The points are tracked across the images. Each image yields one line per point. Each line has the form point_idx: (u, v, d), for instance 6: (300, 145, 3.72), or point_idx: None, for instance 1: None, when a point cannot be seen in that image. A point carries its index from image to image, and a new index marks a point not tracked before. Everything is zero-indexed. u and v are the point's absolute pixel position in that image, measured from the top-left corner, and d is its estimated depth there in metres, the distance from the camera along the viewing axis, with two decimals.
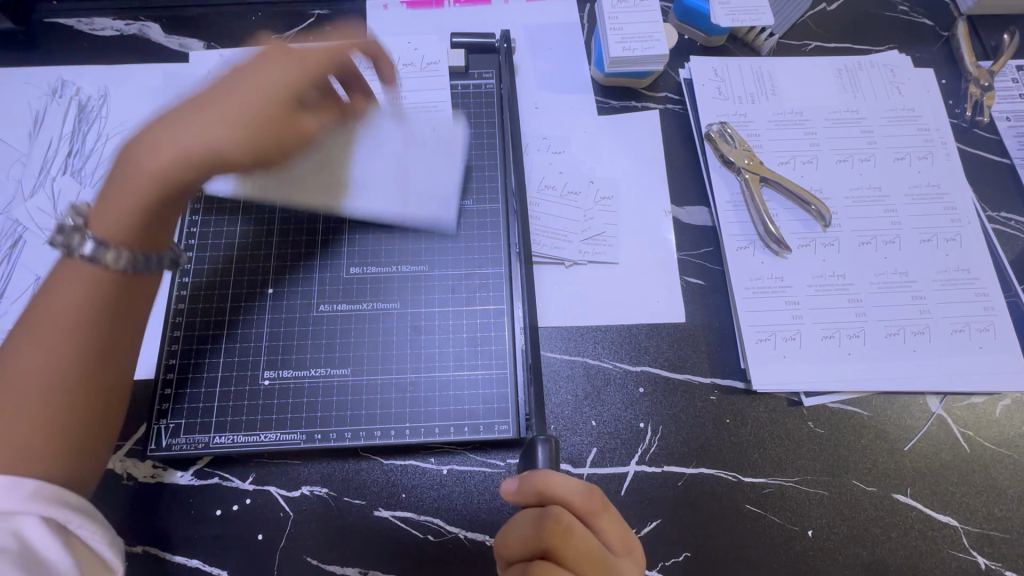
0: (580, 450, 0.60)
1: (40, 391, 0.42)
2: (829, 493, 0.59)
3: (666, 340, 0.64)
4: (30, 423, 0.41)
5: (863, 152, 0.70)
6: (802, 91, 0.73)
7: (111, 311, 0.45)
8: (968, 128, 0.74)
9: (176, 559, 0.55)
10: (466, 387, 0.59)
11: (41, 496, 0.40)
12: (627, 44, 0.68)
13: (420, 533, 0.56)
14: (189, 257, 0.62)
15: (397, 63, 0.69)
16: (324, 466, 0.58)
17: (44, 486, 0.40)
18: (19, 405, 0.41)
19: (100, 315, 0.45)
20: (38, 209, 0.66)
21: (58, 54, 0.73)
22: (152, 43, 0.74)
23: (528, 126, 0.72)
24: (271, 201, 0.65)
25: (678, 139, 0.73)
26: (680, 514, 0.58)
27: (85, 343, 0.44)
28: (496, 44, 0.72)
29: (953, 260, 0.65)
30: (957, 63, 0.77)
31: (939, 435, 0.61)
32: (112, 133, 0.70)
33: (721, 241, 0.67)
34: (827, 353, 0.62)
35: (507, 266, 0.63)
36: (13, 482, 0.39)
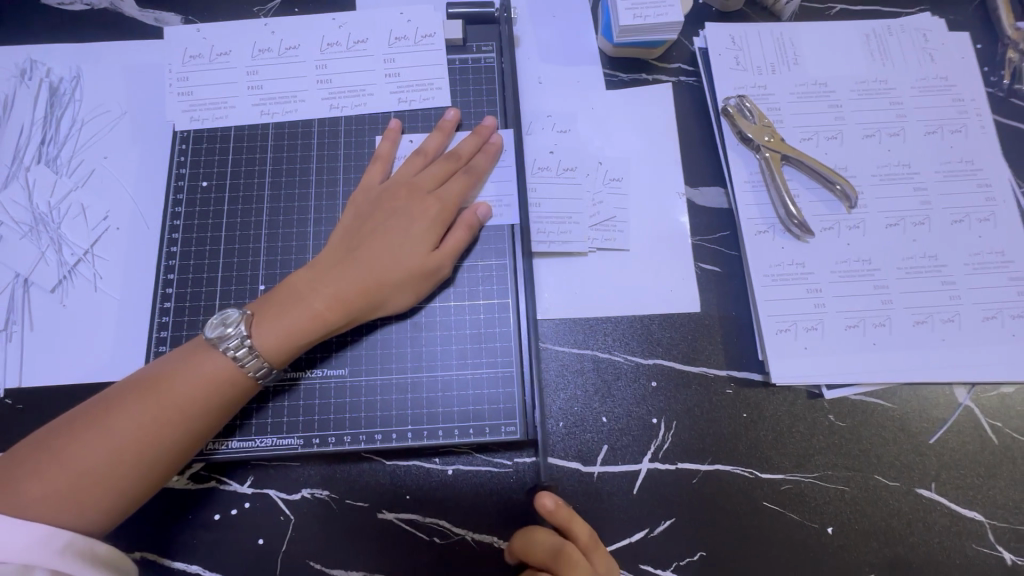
0: (591, 447, 0.57)
1: (105, 447, 0.44)
2: (851, 489, 0.57)
3: (681, 331, 0.61)
4: (82, 477, 0.43)
5: (892, 125, 0.65)
6: (829, 60, 0.67)
7: (194, 385, 0.47)
8: (1004, 97, 0.68)
9: (176, 564, 0.53)
10: (471, 387, 0.56)
11: (69, 549, 0.42)
12: (637, 10, 0.63)
13: (426, 535, 0.54)
14: (174, 252, 0.59)
15: (391, 36, 0.64)
16: (324, 469, 0.56)
17: (72, 541, 0.42)
18: (83, 447, 0.44)
19: (185, 386, 0.47)
20: (13, 201, 0.62)
21: (25, 32, 0.68)
22: (125, 17, 0.68)
23: (532, 102, 0.67)
24: (259, 190, 0.61)
25: (692, 114, 0.68)
26: (694, 512, 0.56)
27: (155, 422, 0.46)
28: (495, 13, 0.66)
29: (986, 242, 0.62)
30: (994, 25, 0.72)
31: (966, 427, 0.58)
32: (87, 117, 0.65)
33: (739, 224, 0.63)
34: (850, 343, 0.59)
35: (512, 257, 0.59)
36: (41, 537, 0.41)
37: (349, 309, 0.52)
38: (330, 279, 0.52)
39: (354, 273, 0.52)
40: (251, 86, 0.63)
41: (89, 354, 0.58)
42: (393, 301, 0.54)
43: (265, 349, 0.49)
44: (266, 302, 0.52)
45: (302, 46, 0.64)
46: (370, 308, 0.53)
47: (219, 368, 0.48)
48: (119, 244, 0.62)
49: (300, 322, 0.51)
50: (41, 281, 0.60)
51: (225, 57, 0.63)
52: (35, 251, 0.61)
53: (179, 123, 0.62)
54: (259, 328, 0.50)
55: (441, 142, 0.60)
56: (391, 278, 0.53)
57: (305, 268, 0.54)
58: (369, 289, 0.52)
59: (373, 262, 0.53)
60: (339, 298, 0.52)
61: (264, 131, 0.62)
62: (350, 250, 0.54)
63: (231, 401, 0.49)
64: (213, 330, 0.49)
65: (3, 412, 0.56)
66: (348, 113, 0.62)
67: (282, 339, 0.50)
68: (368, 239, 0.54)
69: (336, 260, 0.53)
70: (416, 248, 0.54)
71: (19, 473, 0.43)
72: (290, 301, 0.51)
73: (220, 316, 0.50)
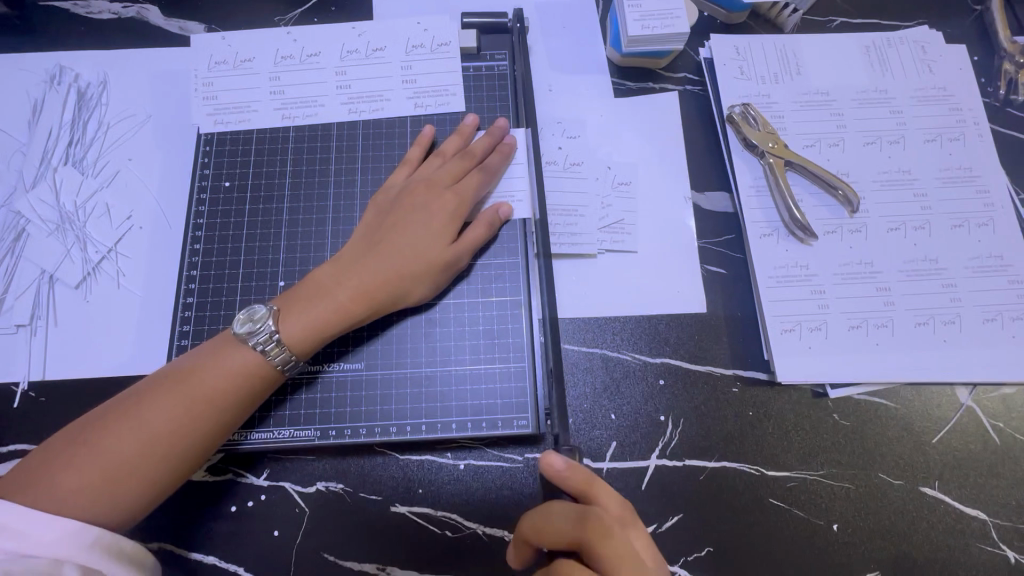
0: (600, 443, 0.58)
1: (137, 438, 0.46)
2: (855, 486, 0.58)
3: (688, 330, 0.62)
4: (116, 468, 0.45)
5: (892, 133, 0.67)
6: (830, 70, 0.70)
7: (221, 376, 0.49)
8: (1001, 107, 0.71)
9: (192, 555, 0.54)
10: (483, 382, 0.57)
11: (98, 543, 0.42)
12: (646, 21, 0.65)
13: (438, 529, 0.55)
14: (197, 250, 0.61)
15: (408, 44, 0.66)
16: (339, 462, 0.57)
17: (100, 534, 0.43)
18: (116, 439, 0.45)
19: (213, 377, 0.49)
20: (39, 200, 0.64)
21: (55, 40, 0.71)
22: (151, 26, 0.71)
23: (542, 109, 0.70)
24: (279, 190, 0.63)
25: (698, 122, 0.70)
26: (702, 509, 0.57)
27: (185, 413, 0.47)
28: (508, 23, 0.69)
29: (986, 247, 0.63)
30: (990, 38, 0.74)
31: (969, 426, 0.59)
32: (113, 120, 0.68)
33: (744, 228, 0.65)
34: (854, 342, 0.60)
35: (523, 257, 0.60)
36: (71, 531, 0.42)
37: (371, 299, 0.54)
38: (354, 272, 0.54)
39: (377, 265, 0.54)
40: (273, 91, 0.65)
41: (111, 349, 0.60)
42: (415, 293, 0.56)
43: (289, 340, 0.51)
44: (290, 296, 0.54)
45: (322, 54, 0.66)
46: (391, 300, 0.55)
47: (246, 359, 0.50)
48: (142, 243, 0.64)
49: (323, 312, 0.52)
50: (66, 279, 0.62)
51: (248, 64, 0.65)
52: (61, 248, 0.63)
53: (203, 126, 0.64)
54: (284, 321, 0.52)
55: (460, 143, 0.62)
56: (412, 271, 0.55)
57: (329, 262, 0.56)
58: (390, 280, 0.54)
59: (395, 255, 0.55)
60: (362, 290, 0.53)
61: (285, 134, 0.64)
62: (371, 243, 0.56)
63: (256, 391, 0.50)
64: (241, 325, 0.51)
65: (27, 404, 0.57)
66: (366, 117, 0.65)
67: (305, 329, 0.51)
68: (389, 233, 0.56)
69: (359, 254, 0.55)
70: (436, 242, 0.56)
71: (53, 467, 0.44)
72: (314, 294, 0.53)
73: (248, 312, 0.51)
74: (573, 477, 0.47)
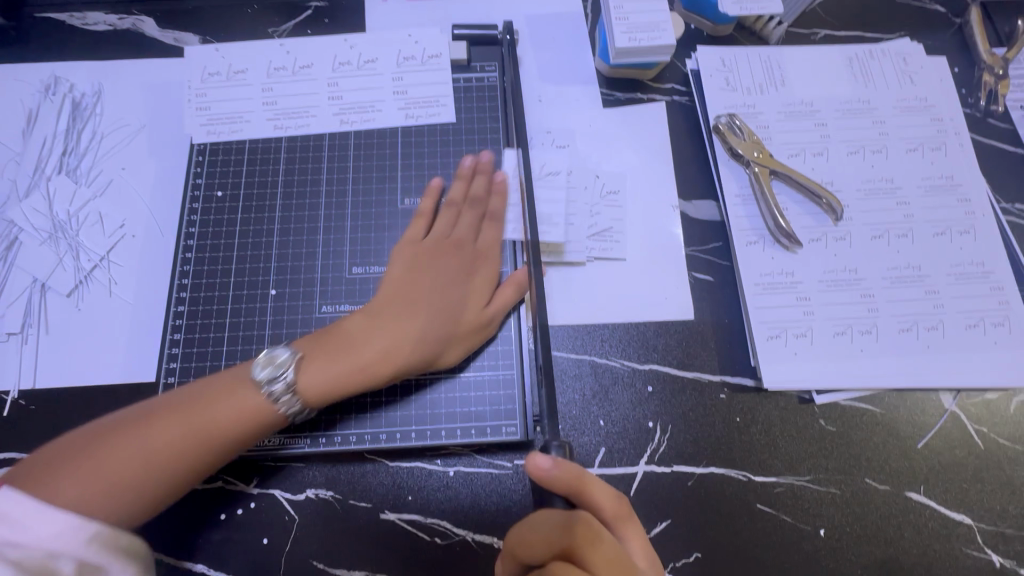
0: (589, 450, 0.59)
1: (145, 457, 0.46)
2: (842, 491, 0.58)
3: (676, 337, 0.63)
4: (120, 483, 0.45)
5: (875, 143, 0.68)
6: (814, 81, 0.71)
7: (240, 410, 0.49)
8: (982, 117, 0.72)
9: (180, 564, 0.54)
10: (473, 389, 0.58)
11: (95, 538, 0.41)
12: (633, 34, 0.67)
13: (427, 536, 0.55)
14: (189, 259, 0.61)
15: (399, 56, 0.67)
16: (329, 469, 0.57)
17: (99, 530, 0.41)
18: (125, 455, 0.46)
19: (232, 408, 0.49)
20: (33, 209, 0.65)
21: (51, 51, 0.71)
22: (145, 37, 0.72)
23: (532, 119, 0.71)
24: (271, 200, 0.63)
25: (685, 132, 0.71)
26: (690, 515, 0.57)
27: (198, 442, 0.48)
28: (498, 35, 0.70)
29: (968, 254, 0.64)
30: (970, 50, 0.76)
31: (954, 432, 0.60)
32: (107, 130, 0.68)
33: (730, 236, 0.66)
34: (838, 348, 0.61)
35: (512, 265, 0.61)
36: (69, 525, 0.41)
37: (397, 361, 0.53)
38: (381, 330, 0.54)
39: (409, 325, 0.54)
40: (265, 102, 0.66)
41: (102, 357, 0.60)
42: (444, 358, 0.56)
43: (307, 393, 0.51)
44: (317, 347, 0.54)
45: (315, 65, 0.67)
46: (420, 364, 0.55)
47: (268, 399, 0.50)
48: (134, 251, 0.64)
49: (346, 371, 0.52)
50: (58, 286, 0.62)
51: (242, 75, 0.66)
52: (54, 256, 0.63)
53: (196, 136, 0.65)
54: (308, 375, 0.52)
55: (435, 199, 0.62)
56: (443, 333, 0.55)
57: (360, 315, 0.55)
58: (417, 342, 0.54)
59: (425, 316, 0.55)
60: (387, 353, 0.53)
61: (277, 145, 0.65)
62: (403, 298, 0.56)
63: (266, 420, 0.50)
64: (262, 369, 0.51)
65: (16, 413, 0.58)
66: (358, 128, 0.66)
67: (324, 388, 0.52)
68: (421, 289, 0.56)
69: (391, 312, 0.55)
70: (468, 304, 0.57)
71: (54, 473, 0.44)
72: (339, 352, 0.53)
73: (269, 355, 0.52)
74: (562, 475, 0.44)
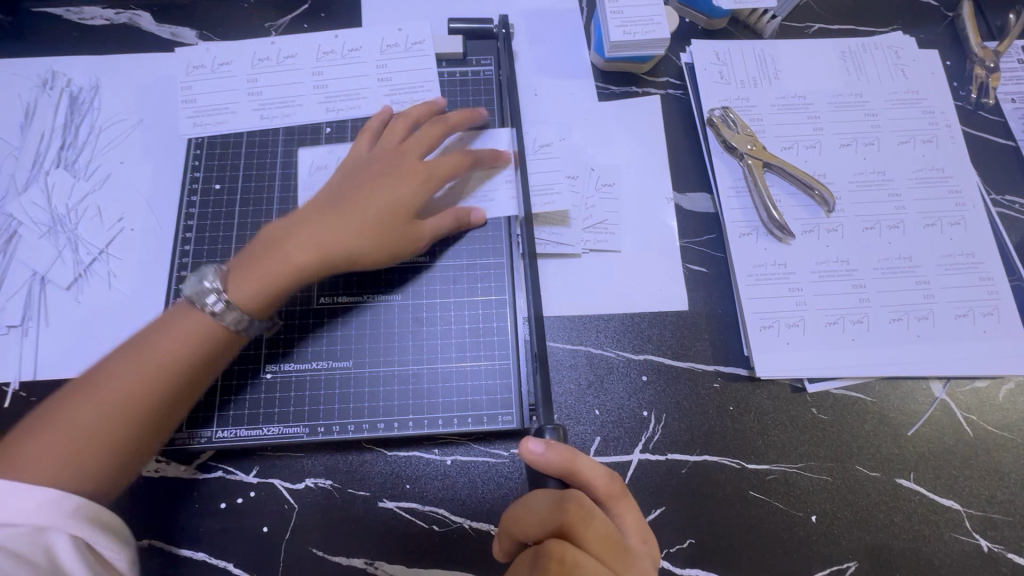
0: (584, 438, 0.59)
1: (103, 410, 0.45)
2: (833, 478, 0.59)
3: (670, 328, 0.63)
4: (82, 442, 0.43)
5: (867, 135, 0.69)
6: (806, 74, 0.72)
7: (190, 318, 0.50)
8: (973, 110, 0.73)
9: (181, 552, 0.55)
10: (469, 379, 0.58)
11: (78, 512, 0.40)
12: (628, 27, 0.67)
13: (426, 524, 0.56)
14: (187, 251, 0.62)
15: (383, 44, 0.68)
16: (328, 459, 0.58)
17: (80, 503, 0.41)
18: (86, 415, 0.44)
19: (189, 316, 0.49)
20: (32, 203, 0.65)
21: (48, 45, 0.72)
22: (142, 32, 0.72)
23: (528, 113, 0.71)
24: (268, 193, 0.64)
25: (679, 125, 0.72)
26: (684, 502, 0.58)
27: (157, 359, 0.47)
28: (494, 29, 0.70)
29: (958, 245, 0.65)
30: (962, 43, 0.76)
31: (943, 420, 0.61)
32: (105, 124, 0.69)
33: (725, 228, 0.67)
34: (830, 338, 0.62)
35: (508, 257, 0.62)
36: (48, 498, 0.40)
37: (325, 258, 0.54)
38: (306, 229, 0.55)
39: (336, 224, 0.55)
40: (252, 93, 0.66)
41: (102, 349, 0.60)
42: (371, 256, 0.56)
43: (240, 299, 0.51)
44: (246, 256, 0.54)
45: (299, 55, 0.68)
46: (343, 262, 0.55)
47: (203, 322, 0.49)
48: (133, 244, 0.64)
49: (271, 269, 0.52)
50: (58, 280, 0.63)
51: (226, 67, 0.67)
52: (53, 250, 0.64)
53: (187, 130, 0.65)
54: (235, 283, 0.51)
55: (427, 110, 0.63)
56: (368, 239, 0.56)
57: (287, 218, 0.57)
58: (345, 243, 0.55)
59: (351, 219, 0.56)
60: (315, 247, 0.54)
61: (274, 137, 0.65)
62: (329, 203, 0.57)
63: (214, 358, 0.50)
64: (190, 288, 0.50)
65: (17, 404, 0.58)
66: (346, 115, 0.66)
67: (257, 285, 0.52)
68: (350, 198, 0.57)
69: (312, 214, 0.56)
70: (397, 216, 0.57)
71: (16, 440, 0.43)
72: (266, 253, 0.54)
73: (196, 276, 0.51)
74: (554, 456, 0.45)
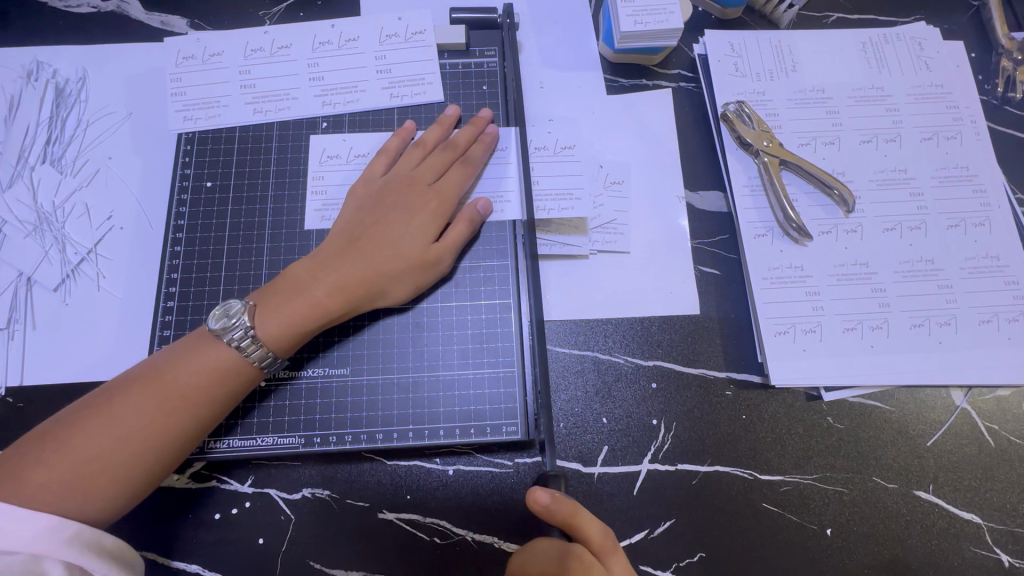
0: (591, 447, 0.57)
1: (111, 437, 0.44)
2: (849, 490, 0.57)
3: (680, 333, 0.61)
4: (88, 468, 0.43)
5: (889, 132, 0.66)
6: (825, 67, 0.69)
7: (210, 352, 0.49)
8: (999, 105, 0.70)
9: (175, 564, 0.53)
10: (472, 387, 0.56)
11: (77, 538, 0.41)
12: (639, 16, 0.64)
13: (427, 536, 0.54)
14: (178, 252, 0.59)
15: (382, 33, 0.65)
16: (325, 468, 0.56)
17: (81, 529, 0.42)
18: (94, 438, 0.44)
19: (212, 350, 0.49)
20: (17, 200, 0.62)
21: (32, 34, 0.69)
22: (130, 21, 0.69)
23: (533, 106, 0.68)
24: (262, 190, 0.61)
25: (692, 120, 0.69)
26: (694, 513, 0.56)
27: (170, 393, 0.46)
28: (498, 18, 0.67)
29: (982, 247, 0.62)
30: (987, 34, 0.73)
31: (964, 430, 0.59)
32: (92, 118, 0.66)
33: (738, 228, 0.64)
34: (848, 345, 0.59)
35: (513, 258, 0.59)
36: (49, 524, 0.41)
37: (350, 296, 0.52)
38: (331, 268, 0.53)
39: (360, 260, 0.53)
40: (244, 85, 0.63)
41: (90, 353, 0.58)
42: (395, 291, 0.55)
43: (267, 336, 0.49)
44: (268, 292, 0.52)
45: (294, 46, 0.65)
46: (368, 299, 0.53)
47: (223, 357, 0.48)
48: (122, 244, 0.62)
49: (297, 309, 0.51)
50: (44, 281, 0.60)
51: (218, 58, 0.64)
52: (38, 250, 0.61)
53: (177, 125, 0.62)
54: (261, 318, 0.50)
55: (442, 134, 0.61)
56: (392, 272, 0.54)
57: (307, 256, 0.54)
58: (370, 278, 0.53)
59: (375, 252, 0.54)
60: (340, 286, 0.52)
61: (268, 132, 0.63)
62: (351, 239, 0.55)
63: (232, 392, 0.49)
64: (216, 321, 0.49)
65: (3, 410, 0.56)
66: (344, 109, 0.63)
67: (283, 325, 0.50)
68: (372, 230, 0.55)
69: (336, 251, 0.54)
70: (418, 240, 0.55)
71: (24, 459, 0.43)
72: (290, 290, 0.52)
73: (223, 307, 0.50)
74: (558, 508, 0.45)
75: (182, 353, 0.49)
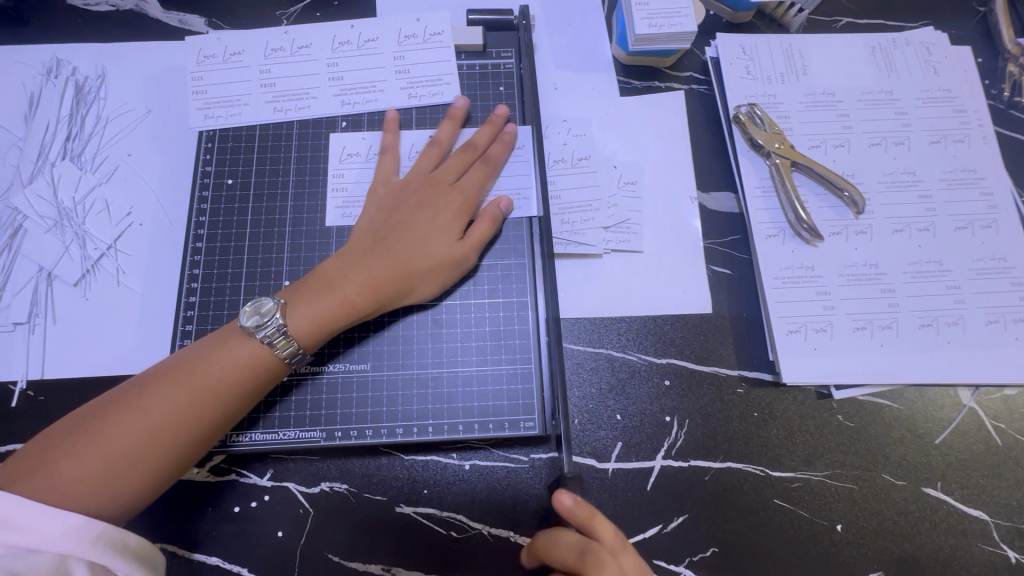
0: (605, 444, 0.58)
1: (141, 431, 0.45)
2: (858, 487, 0.58)
3: (694, 331, 0.62)
4: (118, 462, 0.44)
5: (898, 135, 0.67)
6: (836, 70, 0.70)
7: (237, 347, 0.49)
8: (1005, 109, 0.71)
9: (195, 556, 0.54)
10: (490, 382, 0.57)
11: (102, 539, 0.41)
12: (653, 19, 0.65)
13: (444, 530, 0.55)
14: (199, 248, 0.60)
15: (400, 34, 0.66)
16: (344, 463, 0.56)
17: (106, 530, 0.41)
18: (123, 433, 0.45)
19: (239, 346, 0.49)
20: (38, 196, 0.63)
21: (52, 32, 0.69)
22: (149, 19, 0.70)
23: (548, 107, 0.69)
24: (283, 187, 0.62)
25: (704, 122, 0.70)
26: (706, 509, 0.57)
27: (198, 388, 0.47)
28: (514, 20, 0.68)
29: (989, 249, 0.63)
30: (994, 40, 0.74)
31: (972, 429, 0.60)
32: (112, 115, 0.66)
33: (750, 229, 0.65)
34: (858, 344, 0.60)
35: (530, 257, 0.60)
36: (75, 524, 0.41)
37: (377, 295, 0.53)
38: (359, 267, 0.54)
39: (387, 258, 0.54)
40: (264, 84, 0.64)
41: (111, 348, 0.59)
42: (421, 288, 0.55)
43: (297, 332, 0.50)
44: (296, 289, 0.53)
45: (313, 46, 0.65)
46: (395, 296, 0.54)
47: (250, 352, 0.49)
48: (142, 240, 0.63)
49: (327, 307, 0.52)
50: (65, 276, 0.61)
51: (238, 56, 0.65)
52: (59, 245, 0.62)
53: (199, 123, 0.63)
54: (291, 314, 0.51)
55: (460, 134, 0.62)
56: (417, 270, 0.55)
57: (333, 256, 0.55)
58: (396, 276, 0.54)
59: (400, 251, 0.55)
60: (368, 285, 0.53)
61: (288, 130, 0.63)
62: (376, 237, 0.56)
63: (259, 388, 0.50)
64: (248, 318, 0.50)
65: (24, 404, 0.56)
66: (362, 109, 0.64)
67: (313, 323, 0.51)
68: (396, 228, 0.56)
69: (362, 250, 0.55)
70: (441, 239, 0.56)
71: (54, 455, 0.43)
72: (319, 288, 0.53)
73: (254, 304, 0.50)
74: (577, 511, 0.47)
75: (210, 347, 0.49)
